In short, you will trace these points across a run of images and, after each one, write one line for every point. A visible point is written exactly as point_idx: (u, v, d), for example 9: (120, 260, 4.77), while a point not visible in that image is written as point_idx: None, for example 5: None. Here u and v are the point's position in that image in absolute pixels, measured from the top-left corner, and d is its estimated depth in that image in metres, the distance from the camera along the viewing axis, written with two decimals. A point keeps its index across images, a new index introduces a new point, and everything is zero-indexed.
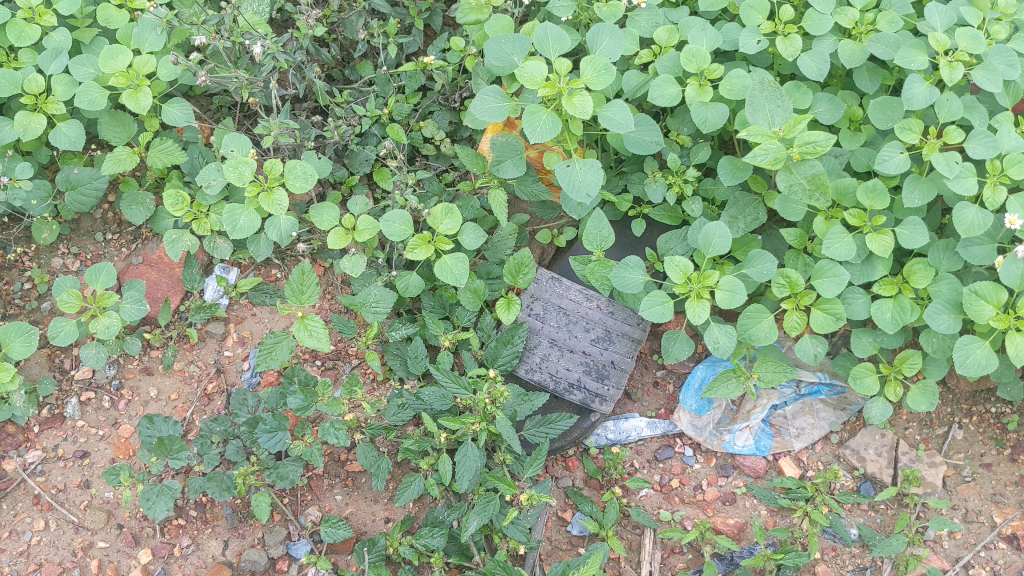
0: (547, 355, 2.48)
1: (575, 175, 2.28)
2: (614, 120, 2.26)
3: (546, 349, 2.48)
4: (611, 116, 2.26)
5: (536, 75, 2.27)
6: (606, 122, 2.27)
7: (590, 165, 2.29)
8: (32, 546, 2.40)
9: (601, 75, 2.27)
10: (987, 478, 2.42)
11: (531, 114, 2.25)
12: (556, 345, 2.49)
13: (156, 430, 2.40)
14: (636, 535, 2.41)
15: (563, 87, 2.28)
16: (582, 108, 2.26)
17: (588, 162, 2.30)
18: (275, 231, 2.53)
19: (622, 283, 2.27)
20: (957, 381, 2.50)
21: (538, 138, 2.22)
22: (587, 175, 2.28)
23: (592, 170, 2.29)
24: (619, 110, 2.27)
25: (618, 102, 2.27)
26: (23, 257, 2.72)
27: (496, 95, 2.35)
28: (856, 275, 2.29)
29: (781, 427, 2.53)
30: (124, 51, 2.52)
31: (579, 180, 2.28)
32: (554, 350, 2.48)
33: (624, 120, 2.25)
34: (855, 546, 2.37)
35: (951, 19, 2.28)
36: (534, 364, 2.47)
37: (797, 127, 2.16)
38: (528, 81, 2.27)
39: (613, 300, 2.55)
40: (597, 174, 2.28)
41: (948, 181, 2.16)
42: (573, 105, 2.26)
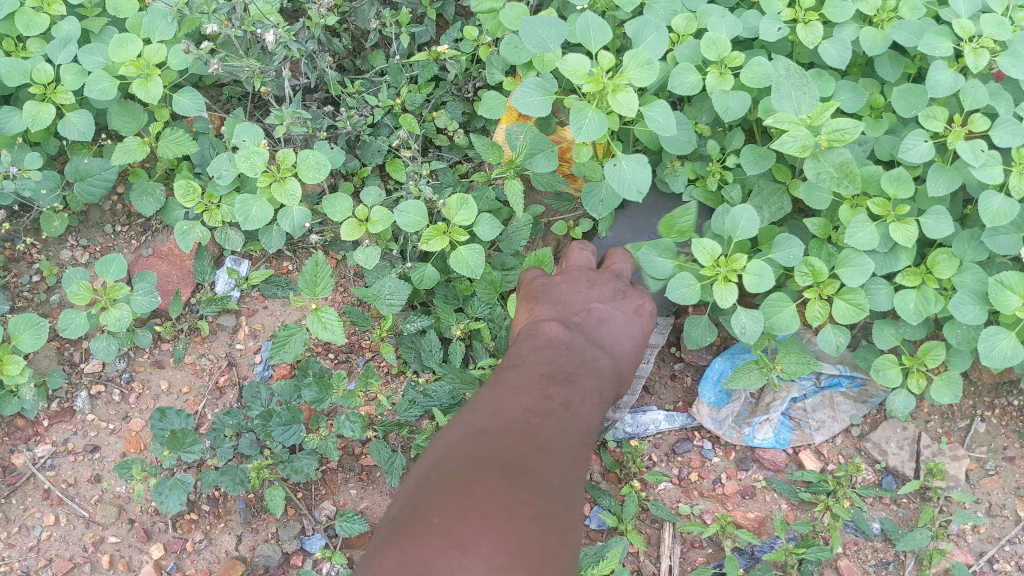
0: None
1: (623, 173, 2.23)
2: (659, 120, 2.21)
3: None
4: (656, 116, 2.22)
5: (580, 69, 2.21)
6: (651, 122, 2.22)
7: (637, 161, 2.24)
8: (42, 541, 2.40)
9: (645, 71, 2.23)
10: (1010, 471, 2.39)
11: (577, 111, 2.20)
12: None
13: (168, 424, 2.36)
14: (655, 530, 2.37)
15: (608, 82, 2.23)
16: (627, 104, 2.20)
17: (632, 158, 2.26)
18: (287, 221, 2.49)
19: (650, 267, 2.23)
20: (980, 373, 2.43)
21: (586, 137, 2.18)
22: (636, 171, 2.23)
23: (638, 168, 2.24)
24: (664, 110, 2.22)
25: (663, 101, 2.23)
26: (31, 249, 2.68)
27: (536, 88, 2.30)
28: (879, 264, 2.26)
29: (800, 420, 2.48)
30: (134, 39, 2.49)
31: (628, 178, 2.23)
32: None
33: (669, 117, 2.20)
34: (877, 540, 2.34)
35: (975, 5, 2.25)
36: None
37: (824, 113, 2.13)
38: (572, 75, 2.21)
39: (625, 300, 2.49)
40: (645, 169, 2.23)
41: (974, 170, 2.13)
42: (617, 102, 2.21)
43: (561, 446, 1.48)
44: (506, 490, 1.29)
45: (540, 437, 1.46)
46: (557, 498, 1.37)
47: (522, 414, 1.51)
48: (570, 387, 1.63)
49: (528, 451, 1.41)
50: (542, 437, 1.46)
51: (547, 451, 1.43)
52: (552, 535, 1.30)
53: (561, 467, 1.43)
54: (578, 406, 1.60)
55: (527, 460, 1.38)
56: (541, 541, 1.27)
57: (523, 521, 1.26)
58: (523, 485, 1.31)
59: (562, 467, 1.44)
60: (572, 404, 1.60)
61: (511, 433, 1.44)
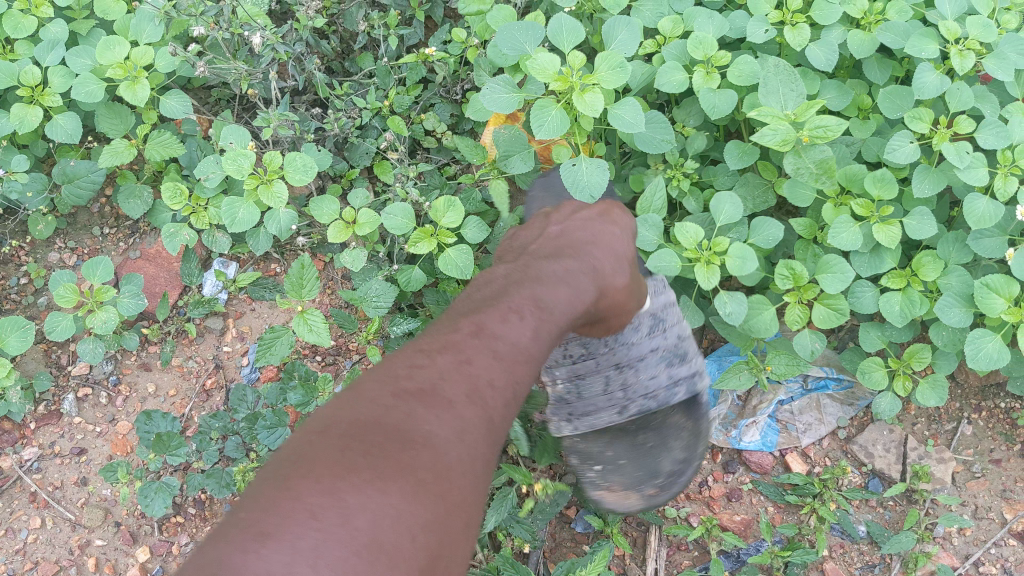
0: (574, 401, 1.87)
1: (580, 174, 2.23)
2: (625, 118, 2.21)
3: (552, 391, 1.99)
4: (622, 114, 2.22)
5: (548, 68, 2.21)
6: (615, 121, 2.22)
7: (597, 164, 2.24)
8: (29, 544, 2.41)
9: (614, 72, 2.22)
10: (997, 474, 2.39)
11: (539, 108, 2.20)
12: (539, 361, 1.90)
13: (153, 427, 2.36)
14: (641, 532, 2.37)
15: (574, 82, 2.22)
16: (592, 104, 2.20)
17: (595, 160, 2.25)
18: (273, 224, 2.50)
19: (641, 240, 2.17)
20: (966, 376, 2.44)
21: (545, 134, 2.18)
22: (594, 173, 2.23)
23: (598, 170, 2.24)
24: (630, 109, 2.22)
25: (630, 99, 2.23)
26: (20, 251, 2.68)
27: (507, 85, 2.32)
28: (864, 266, 2.26)
29: (787, 423, 2.47)
30: (122, 42, 2.49)
31: (585, 179, 2.23)
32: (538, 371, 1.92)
33: (634, 119, 2.20)
34: (863, 543, 2.34)
35: (961, 7, 2.25)
36: (559, 425, 1.92)
37: (810, 111, 2.10)
38: (539, 74, 2.20)
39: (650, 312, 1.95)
40: (603, 174, 2.24)
41: (960, 172, 2.12)
42: (583, 101, 2.20)
43: (455, 406, 1.09)
44: (375, 460, 0.98)
45: (430, 404, 1.07)
46: (484, 427, 1.12)
47: (412, 355, 1.16)
48: (502, 302, 1.29)
49: (429, 377, 1.11)
50: (415, 418, 1.05)
51: (433, 419, 1.06)
52: (479, 458, 1.09)
53: (507, 372, 1.19)
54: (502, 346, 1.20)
55: (393, 413, 1.05)
56: (455, 470, 1.04)
57: (434, 429, 1.06)
58: (415, 421, 1.05)
59: (493, 388, 1.16)
60: (486, 328, 1.22)
61: (399, 367, 1.13)
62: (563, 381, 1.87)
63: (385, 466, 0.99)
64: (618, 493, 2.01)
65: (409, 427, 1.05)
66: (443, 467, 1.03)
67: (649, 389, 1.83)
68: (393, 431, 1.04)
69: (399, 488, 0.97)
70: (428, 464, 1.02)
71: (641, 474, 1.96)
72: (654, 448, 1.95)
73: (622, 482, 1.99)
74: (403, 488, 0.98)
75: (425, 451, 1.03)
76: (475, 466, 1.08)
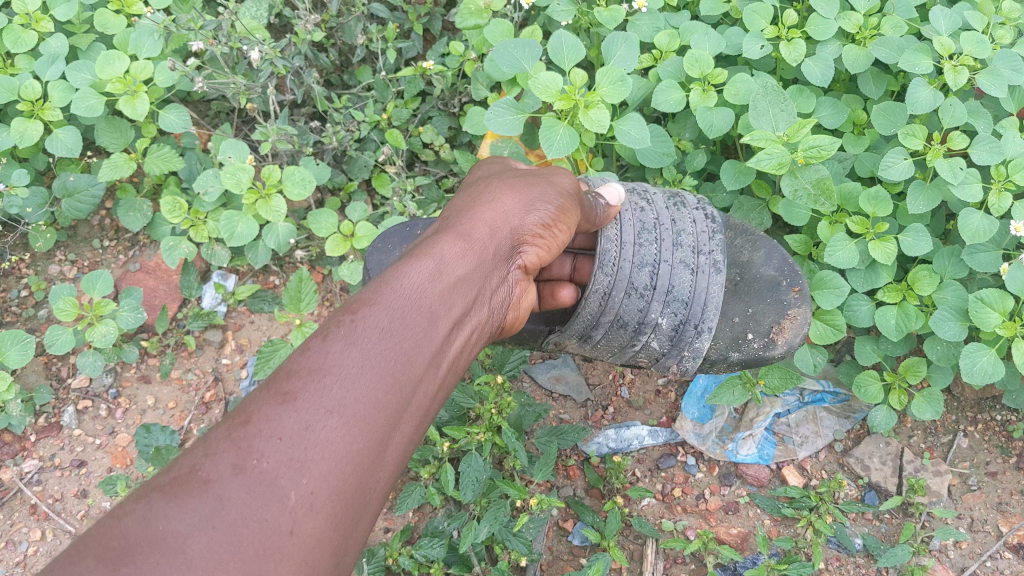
0: (687, 306, 1.89)
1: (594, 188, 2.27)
2: (631, 134, 2.22)
3: (665, 351, 1.94)
4: (627, 130, 2.23)
5: (551, 85, 2.22)
6: (622, 136, 2.23)
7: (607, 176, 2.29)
8: (28, 556, 2.39)
9: (616, 87, 2.23)
10: (993, 486, 2.41)
11: (547, 129, 2.21)
12: (624, 325, 1.91)
13: (152, 440, 2.37)
14: (638, 545, 2.38)
15: (580, 100, 2.24)
16: (598, 121, 2.21)
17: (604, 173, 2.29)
18: (271, 237, 2.53)
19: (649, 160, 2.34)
20: (962, 389, 2.49)
21: (555, 154, 2.18)
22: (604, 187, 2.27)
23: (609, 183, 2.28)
24: (636, 125, 2.23)
25: (635, 116, 2.24)
26: (20, 264, 2.70)
27: (509, 106, 2.34)
28: (860, 281, 2.26)
29: (784, 435, 2.50)
30: (121, 56, 2.51)
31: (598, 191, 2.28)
32: (630, 337, 1.93)
33: (640, 134, 2.21)
34: (860, 556, 2.34)
35: (955, 23, 2.26)
36: (696, 347, 1.91)
37: (801, 131, 2.09)
38: (542, 92, 2.21)
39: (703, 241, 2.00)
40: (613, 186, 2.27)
41: (953, 188, 2.13)
42: (589, 118, 2.21)
43: (309, 403, 1.05)
44: (180, 481, 0.97)
45: (274, 404, 1.05)
46: (335, 416, 1.06)
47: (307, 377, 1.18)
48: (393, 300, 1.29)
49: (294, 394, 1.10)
50: (252, 418, 1.04)
51: (269, 420, 1.03)
52: (329, 452, 1.03)
53: (379, 353, 1.14)
54: (380, 327, 1.17)
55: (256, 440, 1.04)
56: (282, 480, 0.99)
57: (263, 438, 1.01)
58: (245, 429, 1.02)
59: (355, 378, 1.10)
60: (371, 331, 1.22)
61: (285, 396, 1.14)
62: (663, 307, 1.89)
63: (185, 493, 0.95)
64: (791, 324, 2.01)
65: (230, 440, 1.01)
66: (260, 479, 0.98)
67: (697, 229, 2.00)
68: (216, 444, 1.01)
69: (196, 516, 0.93)
70: (249, 477, 0.98)
71: (764, 289, 2.04)
72: (748, 264, 2.08)
73: (782, 316, 2.02)
74: (207, 517, 0.94)
75: (250, 461, 1.00)
76: (325, 462, 1.02)
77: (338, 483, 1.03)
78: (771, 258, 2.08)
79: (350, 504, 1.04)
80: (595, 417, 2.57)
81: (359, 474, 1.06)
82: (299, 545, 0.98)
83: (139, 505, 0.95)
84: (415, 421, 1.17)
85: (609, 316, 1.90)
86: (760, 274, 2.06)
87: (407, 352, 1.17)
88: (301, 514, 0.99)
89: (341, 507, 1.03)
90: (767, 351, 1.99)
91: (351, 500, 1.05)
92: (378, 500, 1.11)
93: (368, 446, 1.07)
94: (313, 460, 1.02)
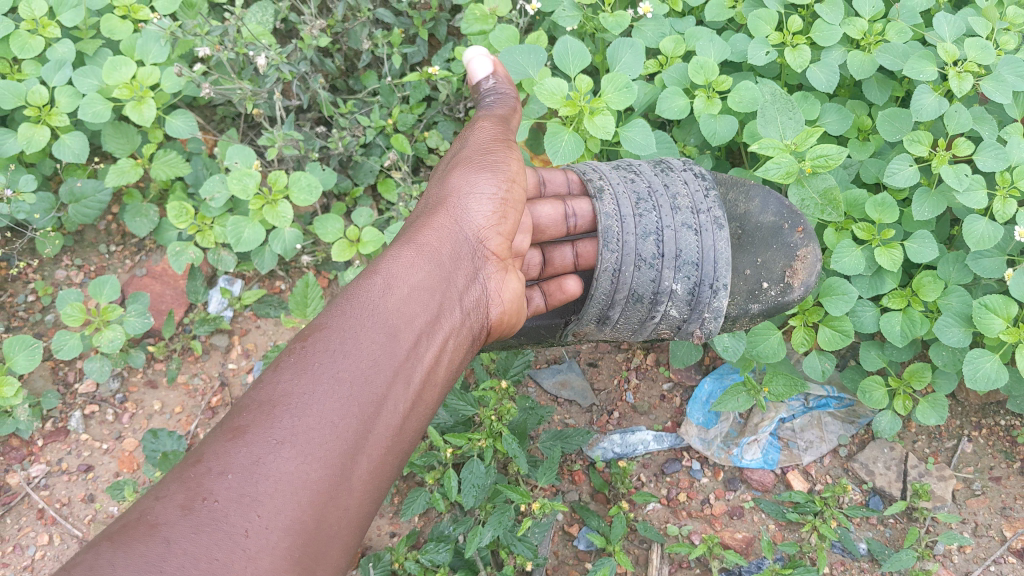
0: (698, 267, 1.94)
1: None
2: (636, 141, 2.23)
3: (685, 318, 1.98)
4: (632, 137, 2.24)
5: (557, 92, 2.22)
6: (627, 144, 2.24)
7: None
8: (35, 561, 2.40)
9: (622, 94, 2.24)
10: (997, 491, 2.41)
11: (552, 135, 2.22)
12: (640, 298, 1.96)
13: (159, 445, 2.38)
14: (643, 550, 2.39)
15: (584, 106, 2.25)
16: (602, 128, 2.22)
17: None
18: (278, 243, 2.52)
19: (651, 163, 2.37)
20: (966, 394, 2.50)
21: (561, 160, 2.20)
22: None
23: None
24: (641, 132, 2.24)
25: (640, 122, 2.25)
26: (27, 269, 2.71)
27: (516, 111, 2.35)
28: (866, 288, 2.28)
29: (789, 440, 2.51)
30: (127, 62, 2.51)
31: None
32: (649, 309, 1.98)
33: (645, 142, 2.23)
34: (864, 561, 2.35)
35: (959, 29, 2.27)
36: (715, 306, 1.94)
37: (809, 139, 2.11)
38: (549, 98, 2.21)
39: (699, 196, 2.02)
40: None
41: (958, 195, 2.14)
42: (594, 125, 2.22)
43: (259, 435, 1.16)
44: (130, 528, 1.06)
45: (226, 441, 1.16)
46: (286, 447, 1.16)
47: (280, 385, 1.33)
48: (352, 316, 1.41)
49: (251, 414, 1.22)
50: (206, 455, 1.15)
51: (222, 456, 1.14)
52: (281, 482, 1.13)
53: (332, 377, 1.25)
54: (332, 351, 1.29)
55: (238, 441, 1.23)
56: (231, 518, 1.08)
57: (215, 476, 1.12)
58: (199, 467, 1.13)
59: (305, 408, 1.21)
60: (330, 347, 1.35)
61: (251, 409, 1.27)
62: (675, 273, 1.94)
63: (133, 540, 1.04)
64: (802, 264, 2.04)
65: (183, 480, 1.12)
66: (207, 519, 1.07)
67: (691, 189, 2.04)
68: (172, 486, 1.12)
69: (140, 562, 1.01)
70: (197, 516, 1.07)
71: (768, 236, 2.07)
72: (745, 214, 2.11)
73: (791, 259, 2.05)
74: (155, 562, 1.01)
75: (201, 499, 1.09)
76: (278, 491, 1.13)
77: (294, 509, 1.13)
78: (768, 204, 2.11)
79: (313, 525, 1.14)
80: (600, 421, 2.59)
81: (314, 496, 1.15)
82: (266, 570, 1.07)
83: (89, 556, 1.02)
84: (382, 438, 1.27)
85: (623, 291, 1.96)
86: (760, 223, 2.08)
87: (363, 373, 1.28)
88: (254, 550, 1.07)
89: (299, 531, 1.12)
90: (785, 296, 2.03)
91: (309, 525, 1.13)
92: (362, 506, 1.24)
93: (325, 469, 1.17)
94: (265, 492, 1.12)
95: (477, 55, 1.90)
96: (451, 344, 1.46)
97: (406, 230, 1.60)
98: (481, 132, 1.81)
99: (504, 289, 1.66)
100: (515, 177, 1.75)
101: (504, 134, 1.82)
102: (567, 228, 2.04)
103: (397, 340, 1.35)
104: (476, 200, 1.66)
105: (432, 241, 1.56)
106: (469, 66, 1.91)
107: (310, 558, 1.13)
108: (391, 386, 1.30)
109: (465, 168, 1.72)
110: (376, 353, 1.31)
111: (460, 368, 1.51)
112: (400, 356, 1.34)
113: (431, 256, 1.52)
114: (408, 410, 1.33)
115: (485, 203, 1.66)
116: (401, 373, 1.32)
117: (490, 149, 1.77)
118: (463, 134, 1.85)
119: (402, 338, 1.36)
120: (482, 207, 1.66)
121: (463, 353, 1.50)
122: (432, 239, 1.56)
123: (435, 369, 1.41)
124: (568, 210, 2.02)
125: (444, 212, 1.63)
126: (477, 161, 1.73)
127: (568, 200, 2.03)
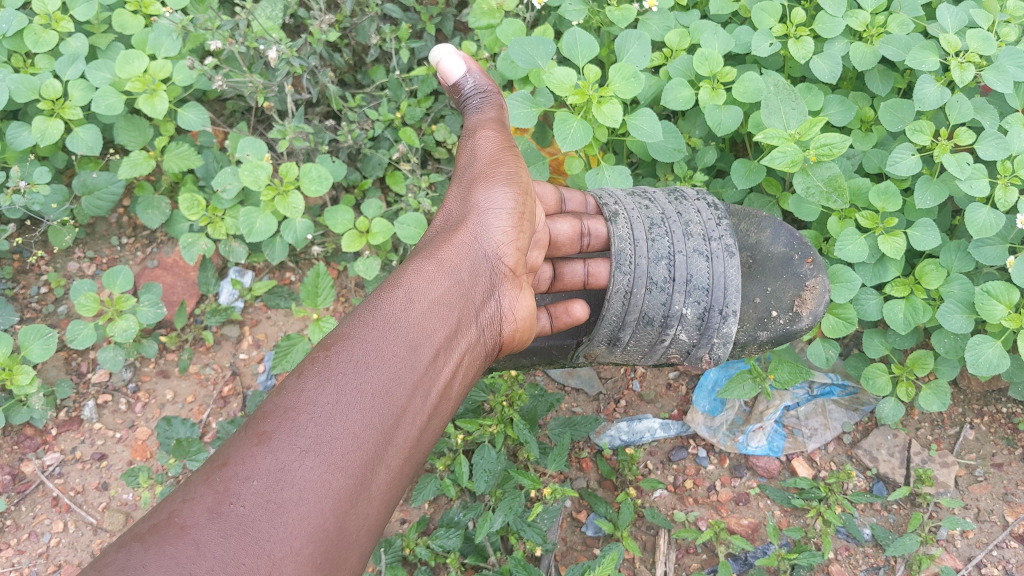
0: (708, 292, 1.96)
1: (604, 182, 2.36)
2: (644, 129, 2.27)
3: (695, 342, 2.00)
4: (641, 125, 2.27)
5: (566, 81, 2.26)
6: (635, 132, 2.27)
7: (619, 171, 2.37)
8: (51, 547, 2.43)
9: (630, 83, 2.27)
10: (999, 477, 2.45)
11: (561, 123, 2.25)
12: (651, 321, 1.99)
13: (173, 433, 2.41)
14: (650, 536, 2.42)
15: (594, 94, 2.28)
16: (611, 116, 2.25)
17: (616, 168, 2.38)
18: (290, 234, 2.56)
19: (658, 150, 2.40)
20: (969, 382, 2.55)
21: (569, 148, 2.23)
22: (617, 181, 2.36)
23: (621, 177, 2.37)
24: (648, 120, 2.27)
25: (647, 110, 2.28)
26: (40, 261, 2.74)
27: (524, 101, 2.38)
28: (869, 276, 2.31)
29: (793, 428, 2.55)
30: (140, 56, 2.54)
31: (608, 185, 2.36)
32: (658, 332, 2.00)
33: (654, 129, 2.26)
34: (868, 546, 2.37)
35: (962, 21, 2.30)
36: (725, 332, 1.96)
37: (812, 129, 2.12)
38: (558, 87, 2.25)
39: (707, 222, 2.05)
40: (627, 179, 2.37)
41: (960, 183, 2.17)
42: (602, 113, 2.25)
43: (285, 440, 1.18)
44: (160, 530, 1.08)
45: (252, 446, 1.17)
46: (311, 455, 1.17)
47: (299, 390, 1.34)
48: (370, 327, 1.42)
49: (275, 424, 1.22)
50: (231, 458, 1.16)
51: (248, 461, 1.15)
52: (307, 490, 1.15)
53: (355, 388, 1.27)
54: (356, 361, 1.30)
55: None
56: (257, 525, 1.09)
57: (241, 481, 1.13)
58: (226, 470, 1.15)
59: (329, 418, 1.22)
60: None
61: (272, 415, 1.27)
62: (686, 298, 1.96)
63: (164, 542, 1.06)
64: (811, 295, 2.09)
65: (210, 484, 1.13)
66: (234, 524, 1.09)
67: (704, 217, 2.06)
68: (199, 490, 1.13)
69: (171, 565, 1.03)
70: (225, 520, 1.09)
71: (777, 266, 2.14)
72: (756, 245, 2.19)
73: (802, 288, 2.11)
74: (185, 565, 1.04)
75: (227, 504, 1.11)
76: (303, 499, 1.14)
77: (317, 517, 1.14)
78: (778, 237, 2.18)
79: (334, 533, 1.16)
80: (607, 410, 2.63)
81: (336, 510, 1.17)
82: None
83: (119, 556, 1.05)
84: (399, 450, 1.29)
85: (634, 313, 1.98)
86: (771, 253, 2.16)
87: (384, 385, 1.30)
88: (277, 556, 1.09)
89: (321, 540, 1.14)
90: (794, 325, 2.07)
91: (330, 533, 1.15)
92: (380, 516, 1.26)
93: (347, 478, 1.19)
94: (291, 500, 1.13)
95: (446, 53, 1.90)
96: (466, 359, 1.48)
97: (427, 244, 1.61)
98: (486, 142, 1.82)
99: (517, 305, 1.68)
100: (526, 191, 1.78)
101: (506, 141, 1.84)
102: (581, 246, 2.08)
103: (418, 354, 1.37)
104: (494, 216, 1.68)
105: (453, 255, 1.57)
106: (440, 66, 1.92)
107: (329, 565, 1.15)
108: (411, 399, 1.32)
109: (482, 182, 1.74)
110: (397, 365, 1.33)
111: (473, 384, 1.53)
112: (420, 369, 1.36)
113: (450, 271, 1.54)
114: (425, 422, 1.36)
115: (502, 219, 1.69)
116: (420, 387, 1.34)
117: (499, 160, 1.79)
118: (465, 142, 1.85)
119: (422, 352, 1.38)
120: (499, 223, 1.68)
121: (476, 367, 1.53)
122: (453, 253, 1.57)
123: (451, 385, 1.43)
124: (583, 228, 2.06)
125: (463, 227, 1.65)
126: (493, 174, 1.75)
127: (584, 219, 2.07)
